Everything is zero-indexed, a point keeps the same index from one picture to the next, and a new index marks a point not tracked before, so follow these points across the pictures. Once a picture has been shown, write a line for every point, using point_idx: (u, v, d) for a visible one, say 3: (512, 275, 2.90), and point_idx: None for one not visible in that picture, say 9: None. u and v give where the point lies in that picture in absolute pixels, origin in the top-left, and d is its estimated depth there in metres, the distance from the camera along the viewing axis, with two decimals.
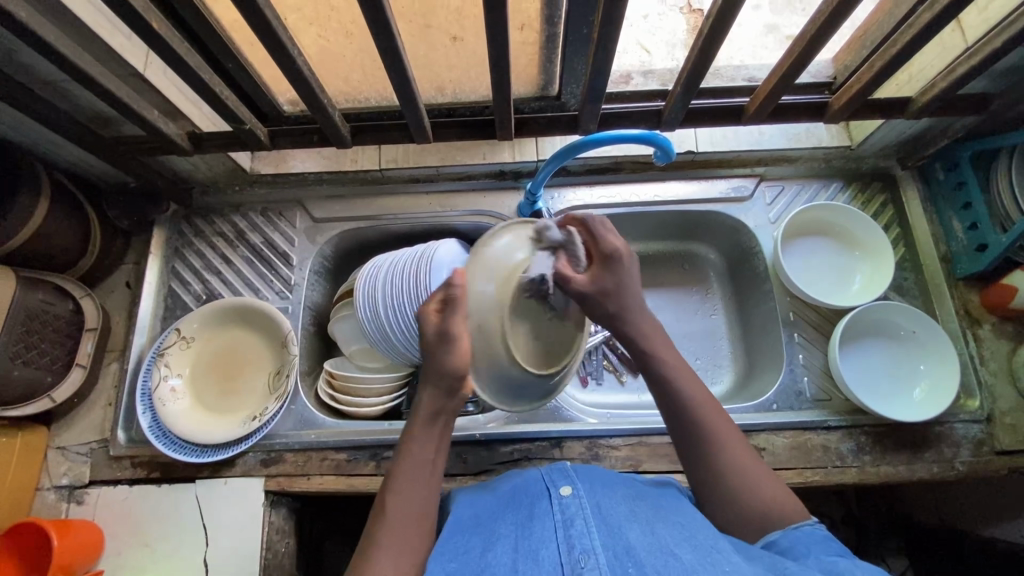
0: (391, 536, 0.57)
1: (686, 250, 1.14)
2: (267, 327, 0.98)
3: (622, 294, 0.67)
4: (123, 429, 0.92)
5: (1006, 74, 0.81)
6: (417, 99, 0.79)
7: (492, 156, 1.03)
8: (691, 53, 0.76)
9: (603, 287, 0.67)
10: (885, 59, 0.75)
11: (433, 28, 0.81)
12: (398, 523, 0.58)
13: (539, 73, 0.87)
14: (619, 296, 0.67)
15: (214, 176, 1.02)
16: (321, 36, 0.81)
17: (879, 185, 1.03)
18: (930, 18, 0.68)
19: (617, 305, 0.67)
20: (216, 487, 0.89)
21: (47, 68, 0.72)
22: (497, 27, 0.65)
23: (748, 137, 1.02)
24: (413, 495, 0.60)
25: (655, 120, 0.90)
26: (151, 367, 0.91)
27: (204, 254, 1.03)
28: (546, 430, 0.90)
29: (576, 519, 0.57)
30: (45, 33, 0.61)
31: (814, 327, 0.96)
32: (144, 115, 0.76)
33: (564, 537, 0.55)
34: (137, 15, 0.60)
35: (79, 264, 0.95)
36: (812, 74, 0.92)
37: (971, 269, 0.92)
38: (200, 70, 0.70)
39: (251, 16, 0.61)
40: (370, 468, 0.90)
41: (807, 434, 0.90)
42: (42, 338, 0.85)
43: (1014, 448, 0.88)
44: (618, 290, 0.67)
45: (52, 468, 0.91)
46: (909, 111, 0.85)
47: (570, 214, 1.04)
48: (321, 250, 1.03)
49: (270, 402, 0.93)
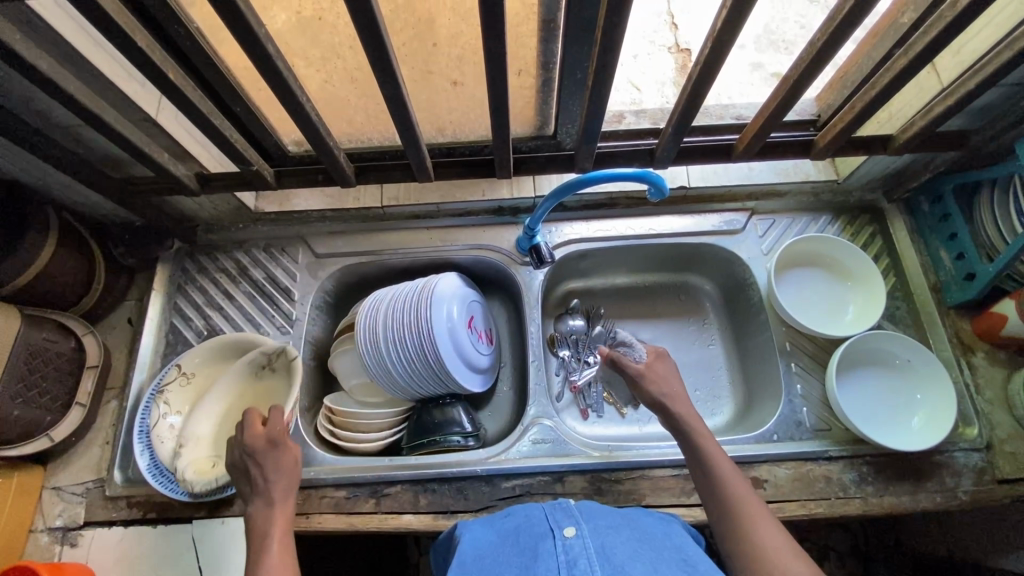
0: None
1: (682, 281, 1.16)
2: (259, 385, 0.97)
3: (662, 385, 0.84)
4: (120, 468, 0.92)
5: (982, 113, 0.85)
6: (419, 140, 0.81)
7: (491, 193, 1.07)
8: (681, 95, 0.79)
9: (656, 373, 0.87)
10: (865, 101, 0.78)
11: (435, 73, 0.86)
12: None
13: (535, 114, 0.91)
14: (671, 382, 0.85)
15: (219, 214, 1.05)
16: (327, 81, 0.85)
17: (867, 217, 1.06)
18: (905, 64, 0.71)
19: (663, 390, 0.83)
20: (214, 526, 0.88)
21: (63, 114, 0.74)
22: (496, 74, 0.68)
23: (737, 172, 1.06)
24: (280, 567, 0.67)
25: (648, 158, 0.93)
26: (149, 404, 0.91)
27: (206, 289, 1.04)
28: (547, 464, 0.90)
29: (581, 559, 0.57)
30: (64, 82, 0.63)
31: (810, 356, 0.98)
32: (155, 158, 0.78)
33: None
34: (155, 67, 0.63)
35: (82, 302, 0.96)
36: (798, 112, 0.96)
37: (962, 298, 0.95)
38: (212, 116, 0.73)
39: (263, 65, 0.64)
40: (370, 505, 0.89)
41: (809, 465, 0.90)
42: (43, 377, 0.85)
43: (1015, 476, 0.88)
44: (671, 376, 0.87)
45: (46, 509, 0.90)
46: (890, 148, 0.88)
47: (568, 247, 1.06)
48: (323, 285, 1.05)
49: None
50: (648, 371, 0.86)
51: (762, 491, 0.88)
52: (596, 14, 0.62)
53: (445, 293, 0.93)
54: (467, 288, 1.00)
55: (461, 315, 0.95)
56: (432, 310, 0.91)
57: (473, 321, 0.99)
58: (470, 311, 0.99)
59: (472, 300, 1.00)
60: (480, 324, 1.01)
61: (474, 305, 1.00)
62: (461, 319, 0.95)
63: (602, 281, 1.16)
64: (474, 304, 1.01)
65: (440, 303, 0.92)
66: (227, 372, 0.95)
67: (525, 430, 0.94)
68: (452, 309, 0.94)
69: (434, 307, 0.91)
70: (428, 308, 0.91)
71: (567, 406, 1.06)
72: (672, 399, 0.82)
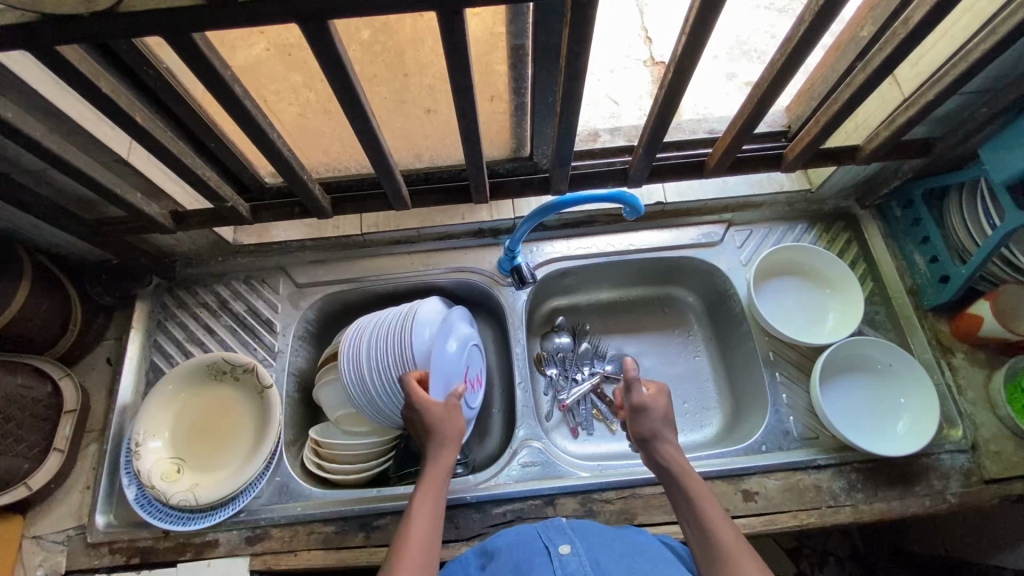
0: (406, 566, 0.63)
1: (665, 294, 1.17)
2: (213, 399, 0.96)
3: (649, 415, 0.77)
4: (102, 513, 0.89)
5: (945, 120, 0.86)
6: (394, 170, 0.81)
7: (471, 216, 1.07)
8: (650, 115, 0.80)
9: (659, 409, 0.78)
10: (830, 114, 0.80)
11: (407, 102, 0.86)
12: (410, 553, 0.64)
13: (510, 137, 0.92)
14: (666, 421, 0.78)
15: (197, 249, 1.04)
16: (301, 114, 0.86)
17: (842, 224, 1.08)
18: (865, 78, 0.73)
19: (651, 428, 0.77)
20: (199, 569, 0.86)
21: (32, 160, 0.74)
22: (465, 104, 0.69)
23: (713, 186, 1.07)
24: (424, 527, 0.68)
25: (622, 177, 0.94)
26: (131, 429, 0.89)
27: (186, 325, 1.03)
28: (538, 487, 0.89)
29: None
30: (32, 130, 0.63)
31: (794, 365, 0.98)
32: (129, 199, 0.78)
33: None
34: (123, 111, 0.63)
35: (59, 343, 0.94)
36: (769, 124, 0.99)
37: (938, 300, 0.96)
38: (183, 156, 0.73)
39: (232, 106, 0.64)
40: (359, 539, 0.87)
41: (798, 474, 0.90)
42: (19, 424, 0.83)
43: (1002, 476, 0.88)
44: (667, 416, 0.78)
45: (26, 559, 0.87)
46: (858, 158, 0.90)
47: (550, 266, 1.07)
48: (306, 315, 1.04)
49: (252, 462, 0.90)
50: (652, 404, 0.77)
51: (753, 503, 0.88)
52: (560, 42, 0.63)
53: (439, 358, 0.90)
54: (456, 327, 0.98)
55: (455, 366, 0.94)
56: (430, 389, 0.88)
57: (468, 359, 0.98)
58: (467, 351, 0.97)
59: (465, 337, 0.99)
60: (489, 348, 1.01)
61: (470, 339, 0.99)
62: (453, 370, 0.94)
63: (586, 298, 1.17)
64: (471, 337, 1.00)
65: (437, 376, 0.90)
66: (182, 375, 0.94)
67: (514, 454, 0.93)
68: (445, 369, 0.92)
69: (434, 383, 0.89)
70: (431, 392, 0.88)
71: (556, 425, 1.05)
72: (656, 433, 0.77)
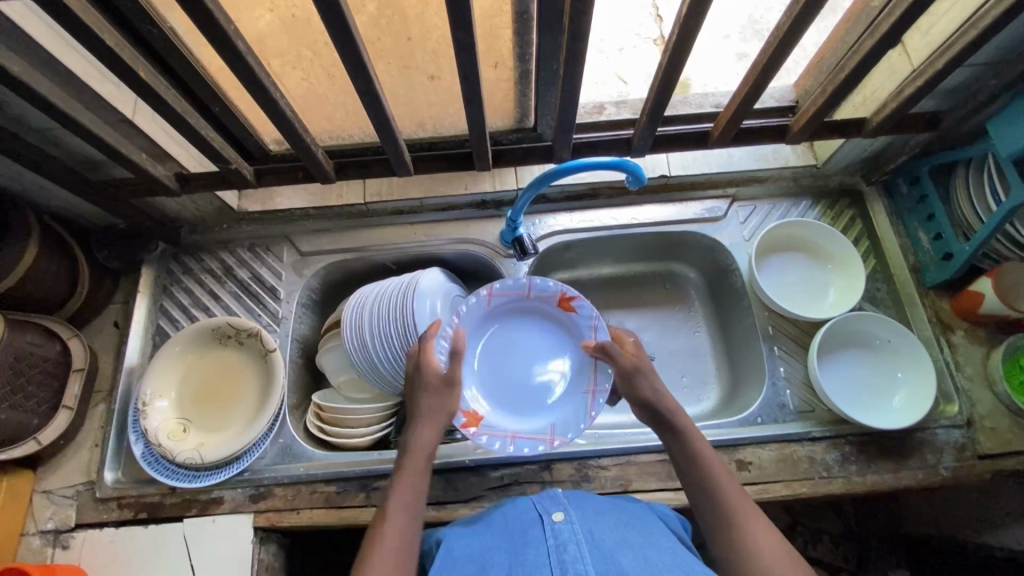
0: (392, 534, 0.63)
1: (666, 269, 1.17)
2: (218, 363, 0.98)
3: (653, 378, 0.80)
4: (110, 470, 0.92)
5: (954, 93, 0.85)
6: (397, 134, 0.81)
7: (474, 186, 1.07)
8: (654, 83, 0.80)
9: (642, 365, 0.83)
10: (836, 83, 0.79)
11: (412, 68, 0.86)
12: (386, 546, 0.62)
13: (515, 107, 0.92)
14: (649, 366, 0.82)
15: (202, 215, 1.05)
16: (305, 79, 0.86)
17: (847, 201, 1.07)
18: (872, 45, 0.72)
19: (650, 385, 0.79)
20: (204, 524, 0.88)
21: (38, 117, 0.74)
22: (468, 67, 0.68)
23: (718, 160, 1.07)
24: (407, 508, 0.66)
25: (626, 147, 0.94)
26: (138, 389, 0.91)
27: (192, 290, 1.04)
28: (535, 453, 0.91)
29: (569, 544, 0.58)
30: (37, 85, 0.63)
31: (793, 340, 0.98)
32: (134, 159, 0.78)
33: (556, 562, 0.56)
34: (126, 66, 0.63)
35: (68, 305, 0.96)
36: (777, 98, 0.98)
37: (940, 278, 0.96)
38: (187, 115, 0.73)
39: (236, 63, 0.64)
40: (359, 499, 0.89)
41: (792, 446, 0.91)
42: (29, 380, 0.85)
43: (996, 451, 0.89)
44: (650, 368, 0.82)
45: (37, 512, 0.90)
46: (865, 131, 0.89)
47: (552, 239, 1.07)
48: (308, 283, 1.05)
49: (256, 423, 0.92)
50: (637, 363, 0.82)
51: (747, 473, 0.89)
52: (563, 2, 0.62)
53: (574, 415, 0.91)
54: (568, 319, 0.96)
55: (509, 361, 0.97)
56: (527, 450, 0.89)
57: (490, 327, 0.97)
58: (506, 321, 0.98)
59: (537, 323, 0.98)
60: (501, 287, 0.95)
61: (521, 305, 0.97)
62: (501, 366, 0.96)
63: (588, 272, 1.17)
64: (536, 302, 0.97)
65: (534, 418, 0.93)
66: (189, 338, 0.96)
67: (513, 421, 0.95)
68: (527, 391, 0.95)
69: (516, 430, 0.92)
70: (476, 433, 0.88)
71: None
72: (656, 391, 0.78)
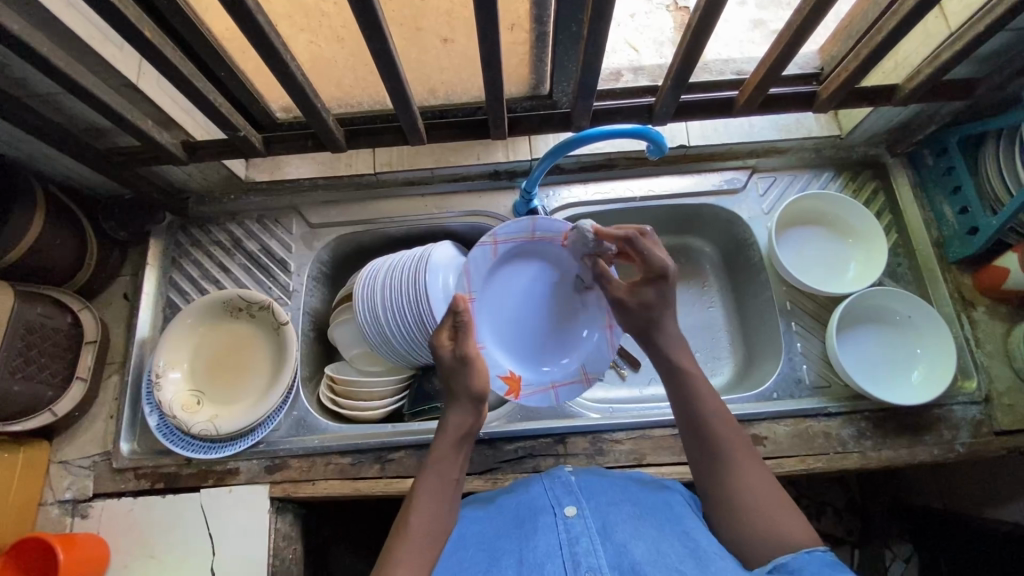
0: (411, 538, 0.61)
1: (682, 243, 1.14)
2: (230, 335, 0.97)
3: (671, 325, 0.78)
4: (126, 441, 0.92)
5: (990, 59, 0.82)
6: (410, 100, 0.78)
7: (486, 156, 1.04)
8: (678, 48, 0.76)
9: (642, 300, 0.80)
10: (870, 48, 0.75)
11: (424, 30, 0.82)
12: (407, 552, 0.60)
13: (530, 72, 0.88)
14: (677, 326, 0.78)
15: (209, 185, 1.03)
16: (312, 42, 0.82)
17: (869, 173, 1.04)
18: (912, 5, 0.68)
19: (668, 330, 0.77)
20: (221, 495, 0.89)
21: (40, 81, 0.72)
22: (487, 27, 0.65)
23: (738, 129, 1.03)
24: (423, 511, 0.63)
25: (646, 115, 0.91)
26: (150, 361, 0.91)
27: (201, 263, 1.02)
28: (549, 426, 0.90)
29: (583, 538, 0.59)
30: (39, 45, 0.61)
31: (811, 316, 0.97)
32: (140, 126, 0.76)
33: (569, 554, 0.58)
34: (129, 24, 0.60)
35: (77, 277, 0.95)
36: (801, 66, 0.94)
37: (964, 253, 0.94)
38: (194, 79, 0.70)
39: (245, 21, 0.61)
40: (374, 470, 0.89)
41: (808, 421, 0.90)
42: (42, 352, 0.85)
43: (1012, 428, 0.89)
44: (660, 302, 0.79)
45: (55, 482, 0.91)
46: (896, 98, 0.86)
47: (566, 211, 1.04)
48: (319, 256, 1.04)
49: (268, 395, 0.91)
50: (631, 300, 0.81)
51: (762, 448, 0.89)
52: None
53: (597, 352, 0.93)
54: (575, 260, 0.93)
55: (521, 318, 0.92)
56: (571, 396, 0.92)
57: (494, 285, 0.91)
58: (509, 273, 0.91)
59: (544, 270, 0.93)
60: (503, 234, 0.88)
61: (524, 252, 0.91)
62: (517, 325, 0.92)
63: None
64: (537, 247, 0.92)
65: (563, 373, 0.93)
66: (200, 310, 0.95)
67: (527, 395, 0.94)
68: (548, 337, 0.94)
69: (551, 377, 0.92)
70: (521, 398, 0.89)
71: None
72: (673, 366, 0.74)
